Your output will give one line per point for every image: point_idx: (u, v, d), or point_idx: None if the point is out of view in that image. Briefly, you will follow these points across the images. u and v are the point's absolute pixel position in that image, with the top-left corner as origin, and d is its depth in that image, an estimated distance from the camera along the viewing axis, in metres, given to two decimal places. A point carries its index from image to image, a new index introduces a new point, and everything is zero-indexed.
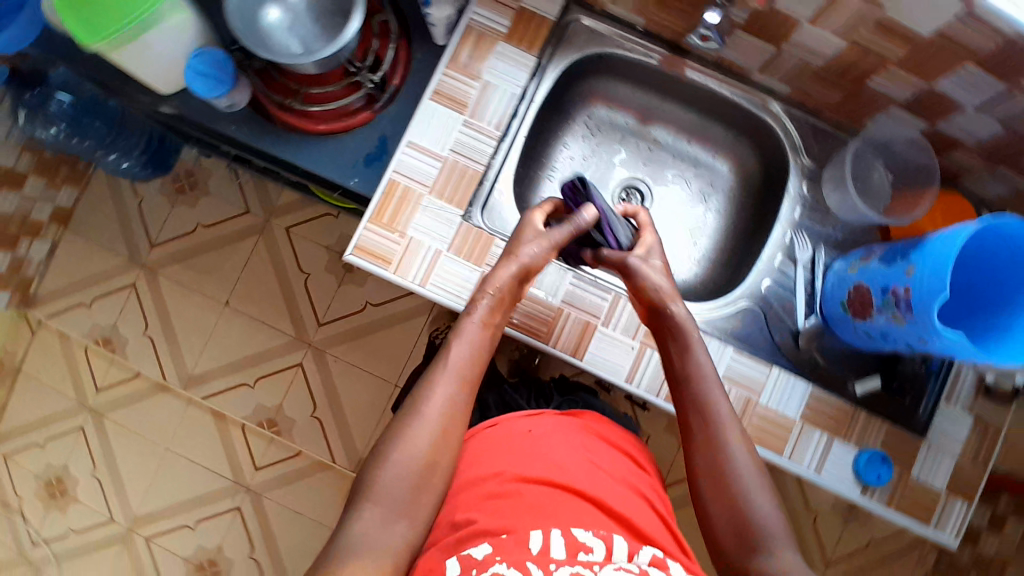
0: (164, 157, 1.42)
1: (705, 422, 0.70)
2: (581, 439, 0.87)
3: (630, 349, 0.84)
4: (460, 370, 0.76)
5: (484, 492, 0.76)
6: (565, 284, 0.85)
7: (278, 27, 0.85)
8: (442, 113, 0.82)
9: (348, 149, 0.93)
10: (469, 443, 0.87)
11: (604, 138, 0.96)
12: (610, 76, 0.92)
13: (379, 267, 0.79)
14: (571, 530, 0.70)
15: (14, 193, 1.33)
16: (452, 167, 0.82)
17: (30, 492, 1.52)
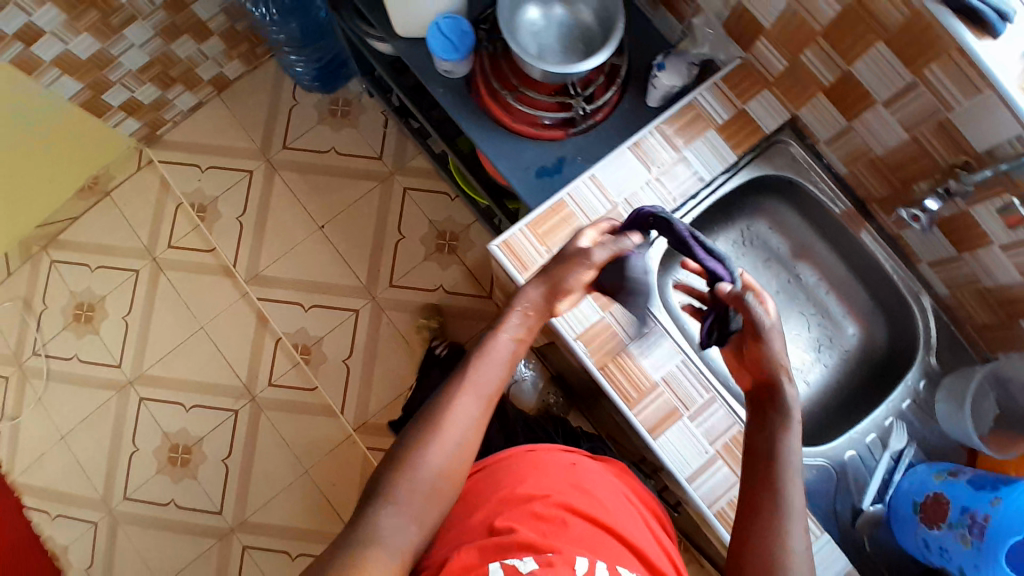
0: (331, 78, 1.52)
1: (772, 501, 0.66)
2: (621, 487, 0.88)
3: (702, 451, 0.81)
4: (484, 387, 0.72)
5: (527, 505, 0.79)
6: (671, 363, 0.83)
7: (527, 23, 0.87)
8: (631, 165, 0.83)
9: (528, 155, 0.93)
10: (507, 460, 0.88)
11: (751, 251, 0.97)
12: (782, 201, 0.95)
13: (515, 268, 0.80)
14: (614, 567, 0.72)
15: (195, 44, 1.40)
16: (617, 216, 0.82)
17: (58, 306, 1.53)
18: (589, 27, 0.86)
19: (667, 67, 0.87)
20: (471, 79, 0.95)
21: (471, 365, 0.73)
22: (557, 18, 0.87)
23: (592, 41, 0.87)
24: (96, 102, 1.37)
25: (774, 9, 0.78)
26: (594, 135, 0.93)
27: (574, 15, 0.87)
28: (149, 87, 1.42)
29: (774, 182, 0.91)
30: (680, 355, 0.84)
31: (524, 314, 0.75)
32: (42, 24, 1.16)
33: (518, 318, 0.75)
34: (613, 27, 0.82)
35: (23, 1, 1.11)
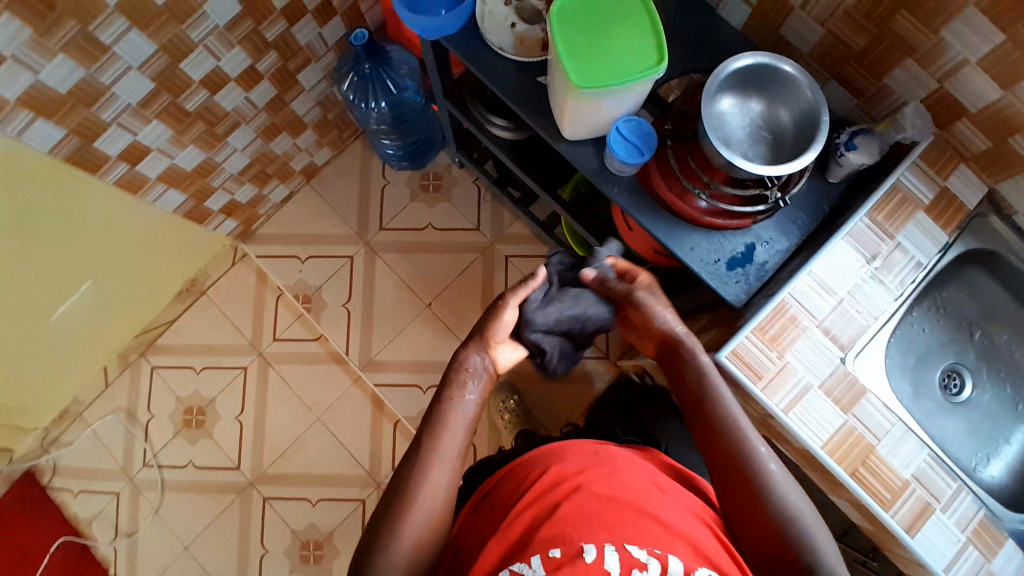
0: (422, 149, 1.50)
1: (731, 439, 0.76)
2: (652, 467, 0.79)
3: (956, 541, 0.82)
4: (450, 458, 0.79)
5: (539, 501, 0.72)
6: (919, 459, 0.82)
7: (723, 113, 0.86)
8: (847, 256, 0.84)
9: (716, 246, 0.92)
10: (532, 457, 0.80)
11: (948, 318, 0.96)
12: (983, 271, 0.93)
13: (750, 379, 0.81)
14: (625, 545, 0.65)
15: (290, 138, 1.38)
16: (842, 312, 0.83)
17: (166, 413, 1.48)
18: (781, 126, 0.86)
19: (857, 146, 0.87)
20: (647, 176, 0.94)
21: (436, 435, 0.80)
22: (753, 112, 0.87)
23: (781, 142, 0.86)
24: (199, 209, 1.34)
25: (981, 94, 0.79)
26: (780, 222, 0.93)
27: (770, 111, 0.87)
28: (247, 187, 1.40)
29: (977, 254, 0.91)
30: (924, 446, 0.83)
31: (481, 377, 0.86)
32: (146, 139, 1.12)
33: (477, 384, 0.85)
34: (817, 132, 0.82)
35: (127, 121, 1.06)
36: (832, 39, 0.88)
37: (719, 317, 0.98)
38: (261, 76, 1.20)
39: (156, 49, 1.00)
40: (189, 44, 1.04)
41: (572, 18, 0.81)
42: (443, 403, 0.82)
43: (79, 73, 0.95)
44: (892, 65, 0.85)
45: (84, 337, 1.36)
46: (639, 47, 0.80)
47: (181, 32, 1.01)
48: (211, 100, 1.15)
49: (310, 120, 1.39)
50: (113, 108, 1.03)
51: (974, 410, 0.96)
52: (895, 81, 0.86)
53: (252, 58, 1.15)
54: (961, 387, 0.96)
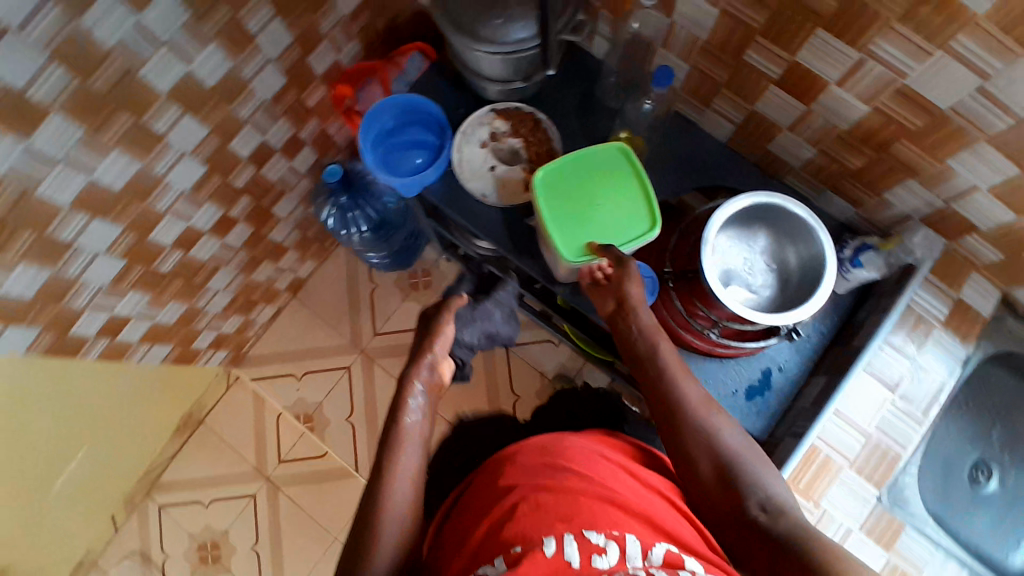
0: (410, 252, 1.45)
1: (692, 419, 0.72)
2: (609, 453, 0.75)
3: None
4: (409, 473, 0.77)
5: (497, 502, 0.68)
6: None
7: (723, 246, 0.85)
8: (871, 390, 0.83)
9: (734, 377, 0.90)
10: (488, 470, 0.77)
11: (972, 412, 0.93)
12: (1000, 368, 0.91)
13: None
14: (584, 533, 0.61)
15: (271, 264, 1.34)
16: (874, 446, 0.83)
17: (181, 553, 1.44)
18: (787, 267, 0.84)
19: (863, 262, 0.85)
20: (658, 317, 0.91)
21: (395, 453, 0.79)
22: (756, 249, 0.85)
23: (784, 283, 0.84)
24: (187, 352, 1.30)
25: (991, 216, 0.76)
26: (796, 344, 0.90)
27: (778, 249, 0.85)
28: (233, 319, 1.35)
29: (997, 356, 0.89)
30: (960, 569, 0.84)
31: (426, 394, 0.88)
32: (126, 312, 1.06)
33: (424, 401, 0.87)
34: (817, 287, 0.79)
35: (101, 301, 0.98)
36: (826, 158, 0.85)
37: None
38: (234, 220, 1.15)
39: (122, 229, 0.93)
40: (156, 215, 0.97)
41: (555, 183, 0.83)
42: (397, 418, 0.83)
43: (42, 274, 0.85)
44: (894, 183, 0.81)
45: (90, 497, 1.31)
46: (626, 202, 0.82)
47: (146, 207, 0.94)
48: (185, 257, 1.10)
49: (290, 243, 1.35)
50: (85, 296, 0.95)
51: (1006, 501, 0.94)
52: (896, 198, 0.83)
53: (223, 208, 1.10)
54: (989, 477, 0.94)
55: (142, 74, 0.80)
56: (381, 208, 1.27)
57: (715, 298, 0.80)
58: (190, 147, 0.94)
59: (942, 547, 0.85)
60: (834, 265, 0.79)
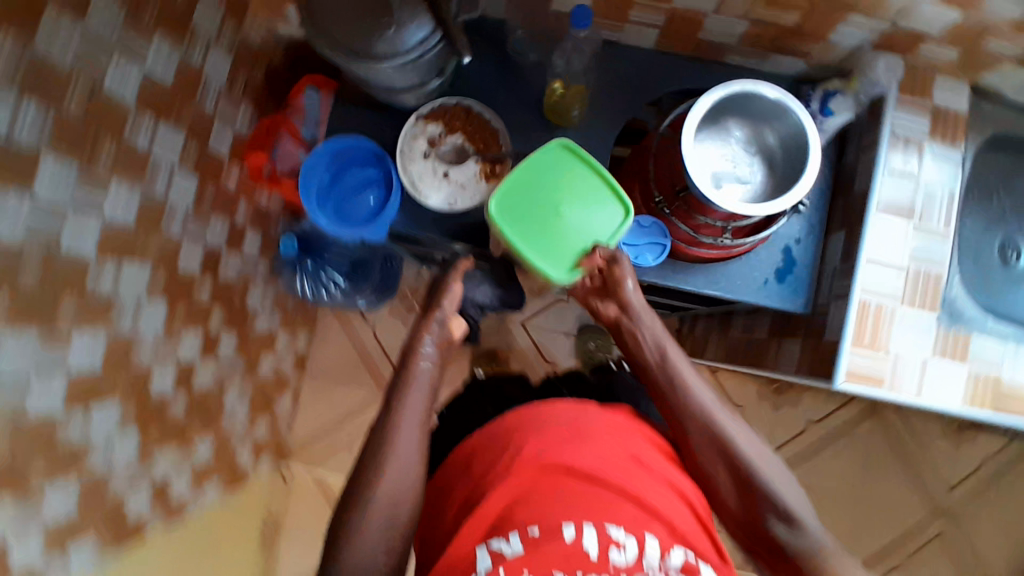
0: (393, 278, 1.40)
1: (701, 425, 0.73)
2: (633, 428, 0.73)
3: None
4: (421, 416, 0.76)
5: (513, 473, 0.67)
6: None
7: (704, 148, 0.84)
8: (891, 226, 0.84)
9: (757, 266, 0.92)
10: (512, 429, 0.72)
11: (980, 199, 0.96)
12: (986, 152, 0.93)
13: (876, 389, 0.83)
14: (604, 524, 0.61)
15: (269, 354, 1.29)
16: (916, 276, 0.84)
17: None
18: (770, 149, 0.84)
19: (834, 110, 0.86)
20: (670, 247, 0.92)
21: (404, 391, 0.77)
22: (735, 139, 0.85)
23: (773, 160, 0.84)
24: (234, 473, 1.26)
25: (939, 19, 0.75)
26: (806, 215, 0.92)
27: (755, 129, 0.85)
28: (260, 421, 1.31)
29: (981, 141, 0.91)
30: None
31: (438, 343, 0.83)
32: (163, 472, 1.01)
33: (437, 347, 0.83)
34: (805, 156, 0.79)
35: (138, 475, 0.94)
36: (759, 27, 0.83)
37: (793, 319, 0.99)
38: (218, 334, 1.09)
39: (121, 401, 0.87)
40: (146, 371, 0.91)
41: (511, 209, 0.79)
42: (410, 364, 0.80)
43: (72, 484, 0.80)
44: (837, 24, 0.79)
45: None
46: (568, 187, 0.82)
47: (132, 368, 0.88)
48: (192, 392, 1.05)
49: (276, 327, 1.30)
50: (120, 479, 0.90)
51: None
52: (840, 35, 0.81)
53: (202, 329, 1.04)
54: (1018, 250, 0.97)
55: (64, 249, 0.72)
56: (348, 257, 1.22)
57: (708, 203, 0.79)
58: (145, 291, 0.88)
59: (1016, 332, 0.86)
60: (815, 133, 0.78)
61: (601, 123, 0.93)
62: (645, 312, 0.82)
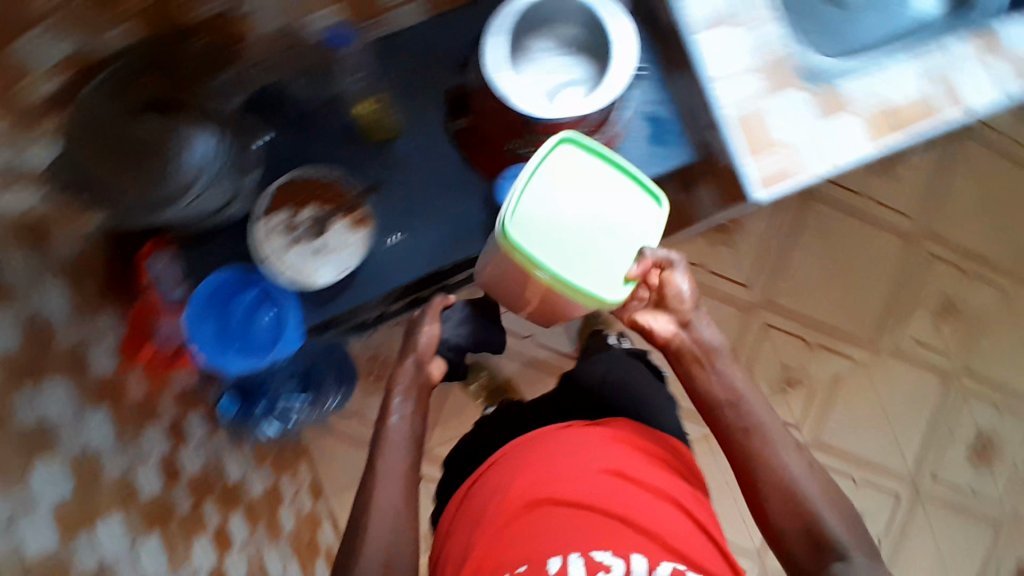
0: (347, 362, 1.36)
1: (765, 463, 0.80)
2: (621, 454, 0.87)
3: (993, 66, 0.89)
4: (401, 470, 0.81)
5: (512, 515, 0.80)
6: (919, 69, 0.88)
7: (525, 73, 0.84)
8: (719, 35, 0.87)
9: (632, 144, 0.95)
10: (510, 468, 0.87)
11: None
12: None
13: (790, 182, 0.85)
14: (590, 551, 0.74)
15: (283, 505, 1.23)
16: (765, 66, 0.87)
17: None
18: (576, 40, 0.85)
19: None
20: None
21: (381, 453, 0.84)
22: (545, 50, 0.85)
23: (586, 48, 0.85)
24: None
25: None
26: (647, 76, 0.96)
27: (554, 30, 0.85)
28: (317, 569, 1.26)
29: None
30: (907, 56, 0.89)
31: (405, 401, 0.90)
32: None
33: (409, 404, 0.89)
34: (603, 26, 0.81)
35: None
36: None
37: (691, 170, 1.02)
38: (224, 526, 1.03)
39: None
40: None
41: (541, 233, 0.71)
42: (382, 429, 0.87)
43: None
44: None
45: None
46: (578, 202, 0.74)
47: None
48: None
49: (271, 478, 1.23)
50: None
51: None
52: None
53: (207, 533, 0.98)
54: None
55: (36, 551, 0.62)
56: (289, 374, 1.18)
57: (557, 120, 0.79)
58: (130, 538, 0.79)
59: (881, 59, 0.90)
60: (606, 5, 0.80)
61: (427, 112, 0.91)
62: (711, 339, 0.87)
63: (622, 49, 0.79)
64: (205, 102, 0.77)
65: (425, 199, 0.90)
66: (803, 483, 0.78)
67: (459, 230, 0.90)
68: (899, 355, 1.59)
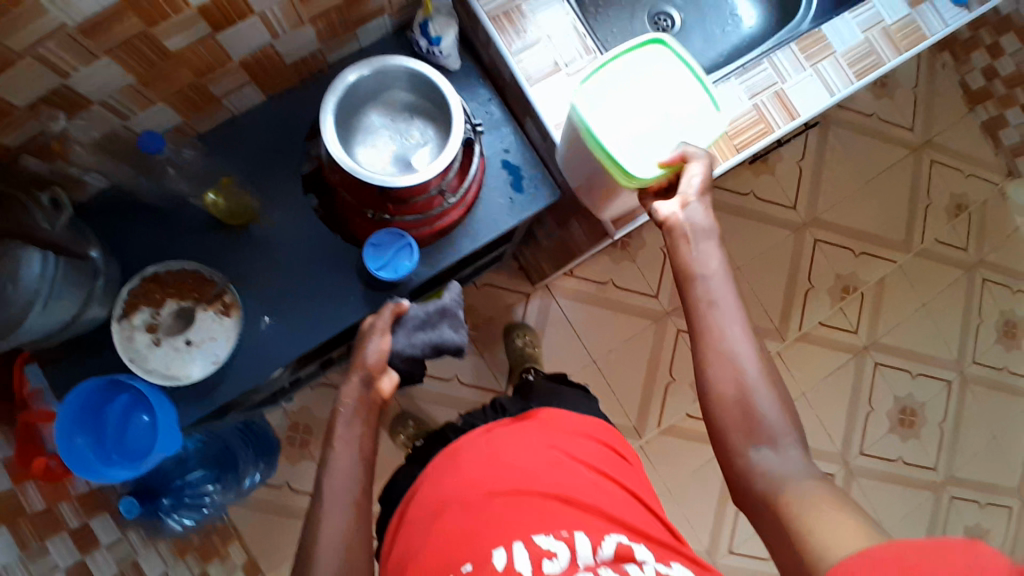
0: (267, 436, 1.37)
1: (720, 359, 0.71)
2: (547, 439, 0.86)
3: (808, 77, 1.03)
4: (346, 496, 0.74)
5: (452, 515, 0.78)
6: (744, 89, 1.02)
7: (367, 149, 0.87)
8: (552, 84, 0.98)
9: (494, 195, 0.97)
10: (444, 472, 0.86)
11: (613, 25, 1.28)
12: None
13: None
14: (532, 537, 0.71)
15: None
16: None
17: None
18: (411, 103, 0.88)
19: (439, 33, 0.92)
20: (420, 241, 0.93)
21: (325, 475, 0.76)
22: (380, 121, 0.88)
23: (419, 110, 0.89)
24: None
25: None
26: (490, 126, 0.99)
27: (385, 99, 0.88)
28: None
29: None
30: (734, 80, 1.02)
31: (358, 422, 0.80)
32: None
33: (357, 419, 0.80)
34: (431, 84, 0.84)
35: None
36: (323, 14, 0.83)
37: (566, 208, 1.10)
38: None
39: None
40: None
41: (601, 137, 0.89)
42: (325, 450, 0.78)
43: None
44: None
45: None
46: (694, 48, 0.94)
47: None
48: None
49: None
50: None
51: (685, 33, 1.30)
52: None
53: None
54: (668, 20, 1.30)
55: None
56: (196, 467, 1.17)
57: (408, 187, 0.81)
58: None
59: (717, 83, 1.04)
60: (428, 68, 0.84)
61: (282, 188, 0.92)
62: (704, 223, 0.79)
63: (456, 107, 0.83)
64: (28, 218, 0.73)
65: (296, 273, 0.91)
66: (752, 375, 0.70)
67: (333, 299, 0.91)
68: (809, 339, 1.65)
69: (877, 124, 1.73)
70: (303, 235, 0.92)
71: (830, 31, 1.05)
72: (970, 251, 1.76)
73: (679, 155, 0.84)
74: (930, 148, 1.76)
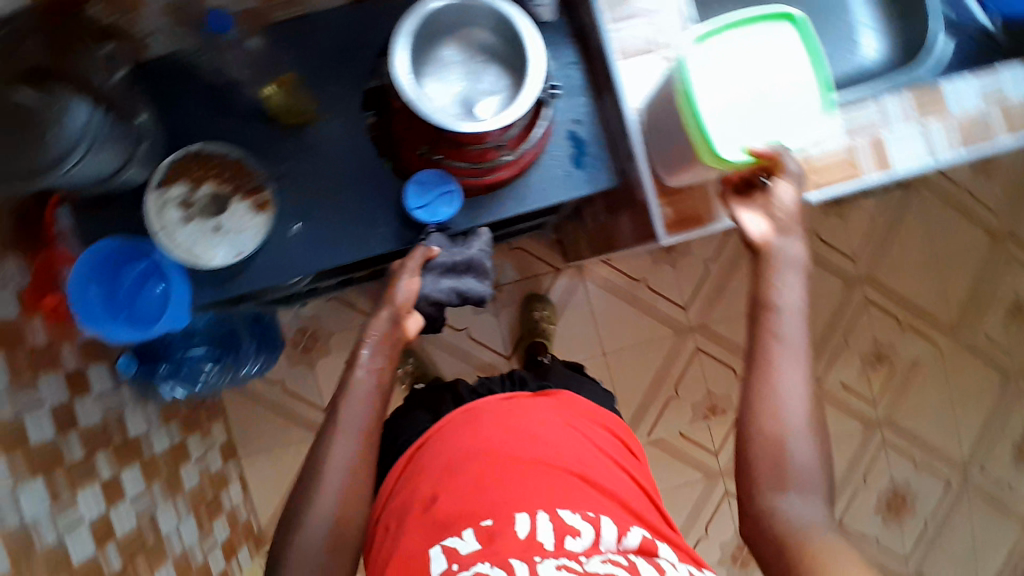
0: (274, 332, 1.37)
1: (768, 399, 0.68)
2: (568, 416, 0.82)
3: (913, 131, 0.96)
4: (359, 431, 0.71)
5: (464, 466, 0.75)
6: (842, 124, 0.95)
7: (434, 82, 0.84)
8: (640, 64, 0.93)
9: (553, 164, 0.93)
10: (457, 423, 0.82)
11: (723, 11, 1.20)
12: None
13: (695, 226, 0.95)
14: (558, 512, 0.69)
15: (190, 463, 1.22)
16: None
17: None
18: (491, 46, 0.85)
19: None
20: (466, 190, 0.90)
21: (341, 404, 0.73)
22: (456, 57, 0.85)
23: (497, 55, 0.85)
24: None
25: None
26: (566, 93, 0.94)
27: (466, 35, 0.85)
28: (217, 522, 1.25)
29: None
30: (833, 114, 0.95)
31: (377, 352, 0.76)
32: None
33: (374, 349, 0.76)
34: (516, 30, 0.80)
35: None
36: None
37: (618, 197, 1.05)
38: (122, 472, 1.00)
39: None
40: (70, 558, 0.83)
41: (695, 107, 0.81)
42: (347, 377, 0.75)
43: None
44: None
45: None
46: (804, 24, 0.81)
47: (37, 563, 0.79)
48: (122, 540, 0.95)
49: (179, 435, 1.22)
50: None
51: None
52: None
53: (98, 481, 0.93)
54: None
55: None
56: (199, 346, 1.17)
57: (467, 133, 0.77)
58: (15, 479, 0.76)
59: None
60: (517, 12, 0.79)
61: (342, 96, 0.90)
62: (793, 255, 0.75)
63: (536, 60, 0.79)
64: None
65: (337, 187, 0.89)
66: (806, 417, 0.67)
67: (365, 221, 0.89)
68: (825, 394, 1.60)
69: (964, 199, 1.63)
70: (350, 149, 0.90)
71: (949, 89, 0.97)
72: (1016, 356, 1.67)
73: (772, 153, 0.77)
74: (1012, 240, 1.65)
